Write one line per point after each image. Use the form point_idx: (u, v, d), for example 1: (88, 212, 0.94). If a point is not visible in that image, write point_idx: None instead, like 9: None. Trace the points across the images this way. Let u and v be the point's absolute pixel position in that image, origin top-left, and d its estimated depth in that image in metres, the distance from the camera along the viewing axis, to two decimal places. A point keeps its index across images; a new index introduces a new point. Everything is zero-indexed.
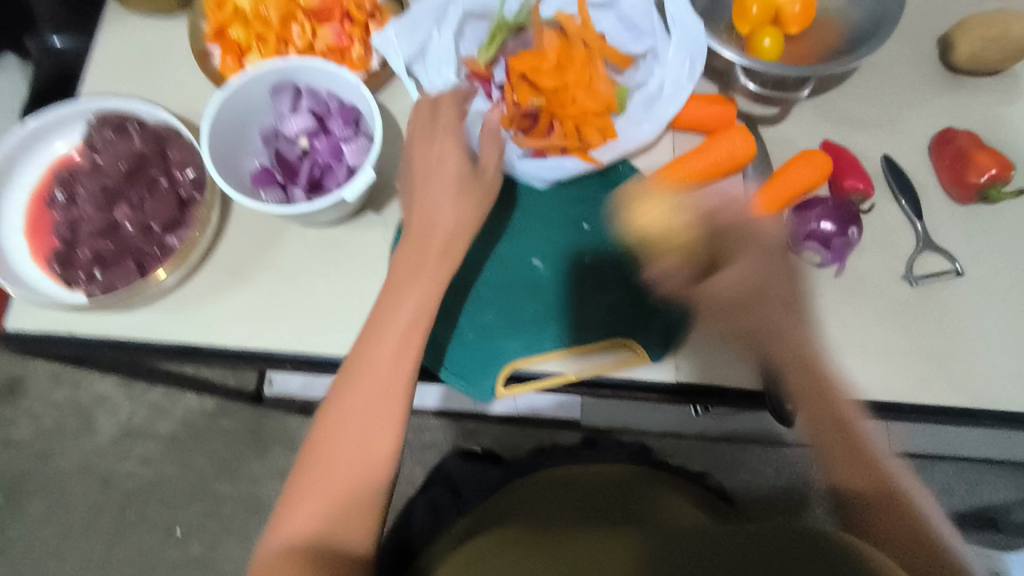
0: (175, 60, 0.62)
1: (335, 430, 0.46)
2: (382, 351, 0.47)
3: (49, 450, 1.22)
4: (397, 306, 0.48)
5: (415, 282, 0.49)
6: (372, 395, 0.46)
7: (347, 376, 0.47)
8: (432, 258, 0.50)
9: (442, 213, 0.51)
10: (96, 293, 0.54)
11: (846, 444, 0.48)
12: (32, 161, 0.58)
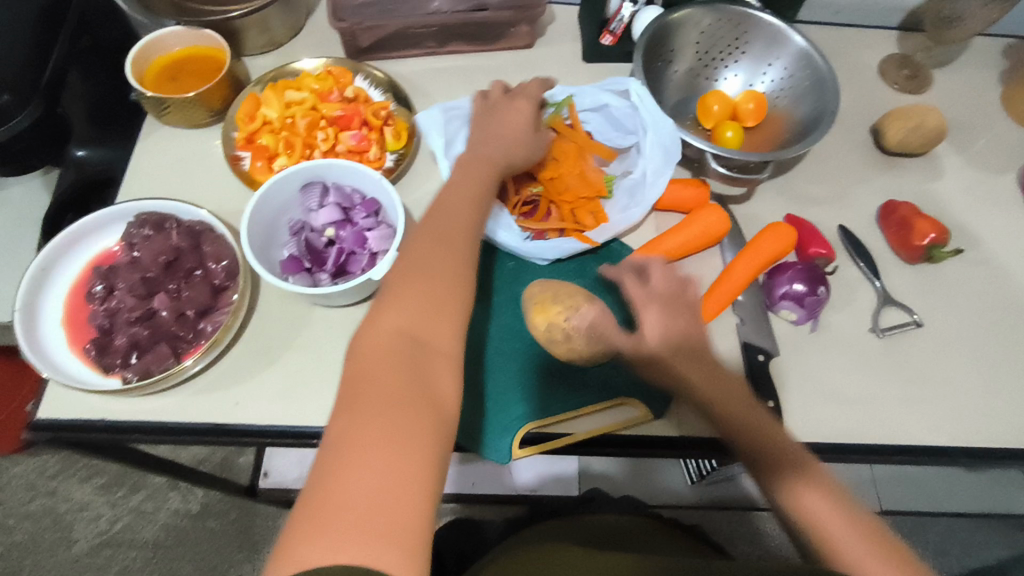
0: (208, 166, 0.69)
1: (370, 400, 0.37)
2: (415, 310, 0.42)
3: (20, 567, 1.15)
4: (418, 270, 0.45)
5: (435, 246, 0.46)
6: (433, 290, 0.44)
7: (376, 342, 0.41)
8: (447, 234, 0.48)
9: (454, 206, 0.51)
10: (132, 378, 0.57)
11: (797, 488, 0.46)
12: (73, 259, 0.62)
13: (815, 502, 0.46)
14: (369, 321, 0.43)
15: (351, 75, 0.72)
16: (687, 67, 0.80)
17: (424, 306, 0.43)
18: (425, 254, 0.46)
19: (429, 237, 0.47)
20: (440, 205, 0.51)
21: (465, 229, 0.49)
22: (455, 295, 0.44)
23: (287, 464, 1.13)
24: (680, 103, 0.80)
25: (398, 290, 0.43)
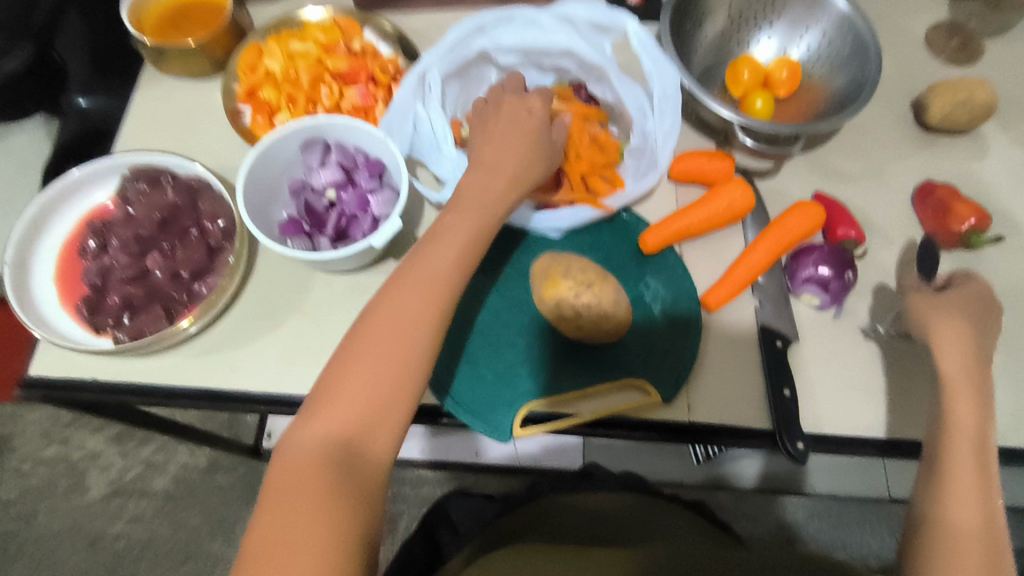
0: (210, 120, 0.67)
1: (297, 504, 0.37)
2: (355, 409, 0.41)
3: (36, 510, 1.18)
4: (361, 351, 0.42)
5: (389, 326, 0.43)
6: (374, 374, 0.42)
7: (305, 446, 0.39)
8: (402, 301, 0.44)
9: (422, 267, 0.46)
10: (124, 339, 0.55)
11: (937, 497, 0.46)
12: (66, 212, 0.60)
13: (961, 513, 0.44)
14: (307, 413, 0.41)
15: (359, 28, 0.67)
16: (719, 28, 0.74)
17: (360, 401, 0.41)
18: (374, 339, 0.43)
19: (387, 316, 0.43)
20: (414, 263, 0.46)
21: (437, 298, 0.45)
22: (400, 391, 0.42)
23: None
24: (709, 68, 0.75)
25: (336, 382, 0.42)
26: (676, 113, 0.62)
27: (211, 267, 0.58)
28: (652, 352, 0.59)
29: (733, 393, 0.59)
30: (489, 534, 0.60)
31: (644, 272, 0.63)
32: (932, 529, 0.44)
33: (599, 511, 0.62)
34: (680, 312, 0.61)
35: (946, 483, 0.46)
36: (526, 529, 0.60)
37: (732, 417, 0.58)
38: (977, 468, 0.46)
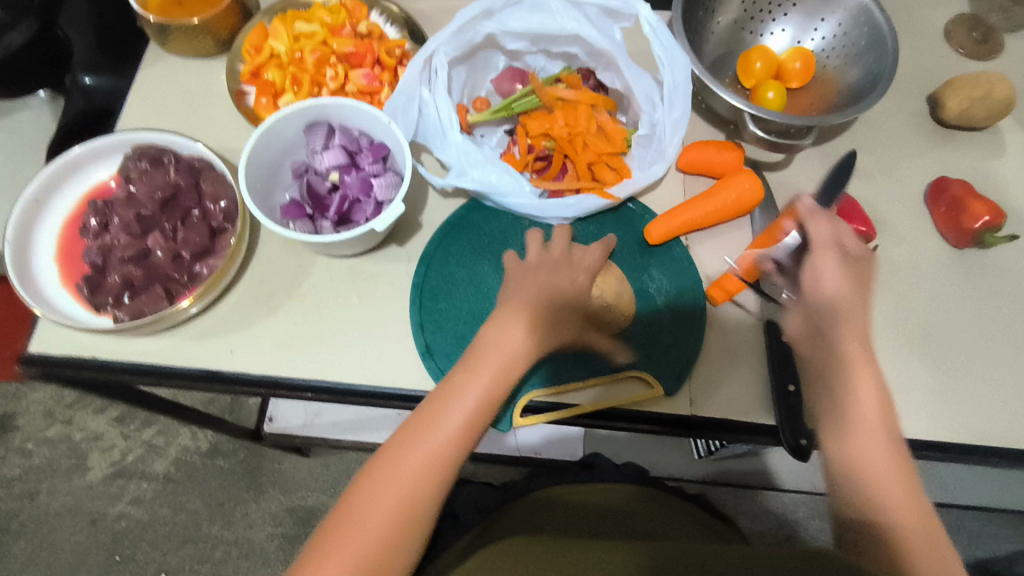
0: (213, 101, 0.66)
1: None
2: (343, 563, 0.38)
3: (38, 489, 1.18)
4: (374, 492, 0.41)
5: (395, 481, 0.41)
6: (382, 512, 0.40)
7: None
8: (426, 444, 0.42)
9: (445, 416, 0.43)
10: (123, 319, 0.55)
11: (845, 473, 0.42)
12: (67, 190, 0.60)
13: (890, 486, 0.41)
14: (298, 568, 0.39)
15: (366, 9, 0.66)
16: (731, 18, 0.73)
17: (364, 543, 0.39)
18: (377, 491, 0.40)
19: (394, 468, 0.41)
20: (428, 412, 0.43)
21: (447, 440, 0.42)
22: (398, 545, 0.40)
23: (292, 411, 1.10)
24: (720, 58, 0.74)
25: (331, 536, 0.40)
26: (685, 102, 0.60)
27: (212, 249, 0.57)
28: (654, 345, 0.59)
29: (736, 388, 0.58)
30: (486, 527, 0.59)
31: (650, 263, 0.62)
32: (867, 513, 0.41)
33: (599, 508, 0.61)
34: (683, 305, 0.60)
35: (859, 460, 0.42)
36: (523, 523, 0.59)
37: (734, 413, 0.57)
38: (856, 416, 0.43)
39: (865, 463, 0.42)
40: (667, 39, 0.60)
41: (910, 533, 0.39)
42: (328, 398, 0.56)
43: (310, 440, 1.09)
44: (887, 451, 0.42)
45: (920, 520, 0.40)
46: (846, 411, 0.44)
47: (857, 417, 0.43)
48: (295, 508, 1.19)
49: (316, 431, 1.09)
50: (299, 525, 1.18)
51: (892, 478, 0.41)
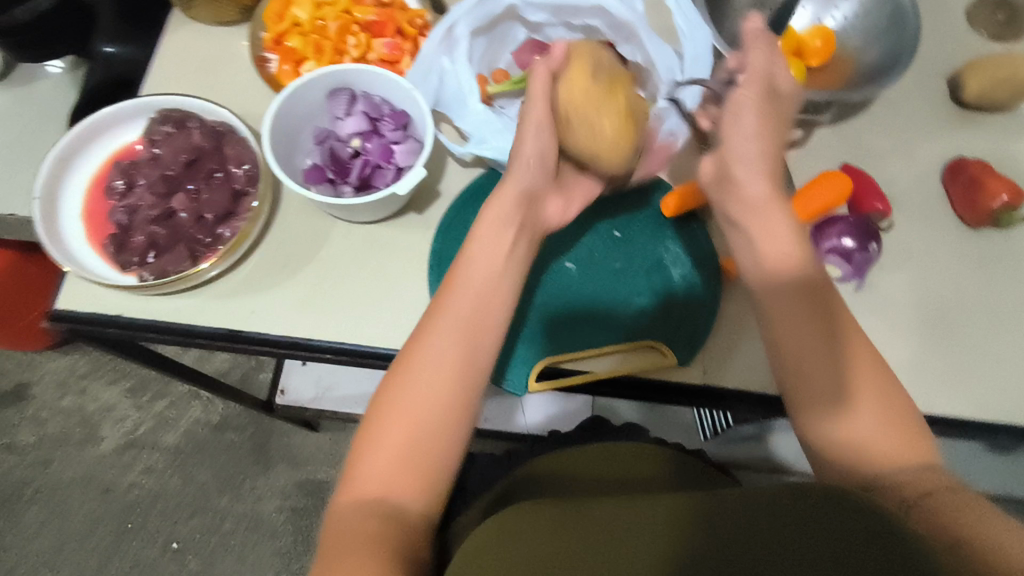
0: (235, 69, 0.66)
1: (348, 556, 0.37)
2: (387, 467, 0.41)
3: (52, 457, 1.20)
4: (399, 397, 0.44)
5: (415, 390, 0.44)
6: (409, 412, 0.43)
7: (349, 507, 0.40)
8: (433, 343, 0.45)
9: (448, 317, 0.46)
10: (148, 278, 0.56)
11: (822, 413, 0.45)
12: (93, 152, 0.61)
13: (873, 408, 0.44)
14: (346, 485, 0.42)
15: None
16: None
17: (394, 444, 0.42)
18: (399, 399, 0.43)
19: (408, 380, 0.44)
20: (429, 325, 0.46)
21: (452, 341, 0.45)
22: (438, 443, 0.43)
23: (303, 383, 1.11)
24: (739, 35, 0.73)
25: (366, 446, 0.43)
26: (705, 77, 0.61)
27: (234, 212, 0.58)
28: (669, 315, 0.60)
29: (749, 360, 0.59)
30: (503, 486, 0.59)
31: (666, 236, 0.63)
32: (865, 451, 0.42)
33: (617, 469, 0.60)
34: (699, 277, 0.61)
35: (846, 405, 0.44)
36: (543, 489, 0.58)
37: (747, 382, 0.58)
38: (832, 355, 0.45)
39: (848, 393, 0.44)
40: (691, 10, 0.62)
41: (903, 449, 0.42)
42: (348, 359, 0.58)
43: (320, 412, 1.11)
44: (871, 383, 0.45)
45: (902, 438, 0.43)
46: (831, 350, 0.46)
47: (845, 350, 0.46)
48: (304, 482, 1.20)
49: (327, 404, 1.10)
50: (308, 499, 1.19)
51: (880, 410, 0.44)
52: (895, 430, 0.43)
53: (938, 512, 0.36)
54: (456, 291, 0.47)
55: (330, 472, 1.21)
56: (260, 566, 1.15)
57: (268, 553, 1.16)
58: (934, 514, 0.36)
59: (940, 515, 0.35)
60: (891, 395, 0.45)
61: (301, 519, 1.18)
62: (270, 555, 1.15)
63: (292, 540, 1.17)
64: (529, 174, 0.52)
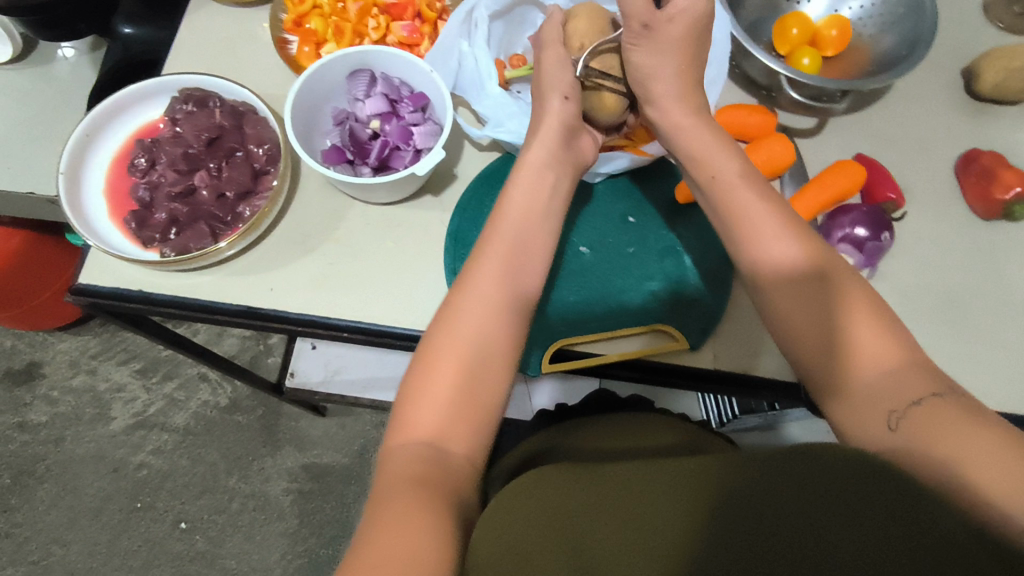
0: (254, 49, 0.67)
1: (401, 492, 0.38)
2: (434, 412, 0.43)
3: (63, 436, 1.22)
4: (444, 343, 0.45)
5: (459, 338, 0.45)
6: (455, 357, 0.45)
7: (403, 451, 0.41)
8: (475, 293, 0.47)
9: (489, 268, 0.48)
10: (168, 254, 0.56)
11: (835, 374, 0.41)
12: (115, 129, 0.62)
13: (878, 339, 0.41)
14: (396, 431, 0.43)
15: None
16: None
17: (441, 389, 0.43)
18: (442, 348, 0.45)
19: (454, 331, 0.46)
20: (470, 279, 0.48)
21: (493, 290, 0.47)
22: (483, 392, 0.44)
23: (312, 366, 1.11)
24: (756, 23, 0.74)
25: (414, 394, 0.44)
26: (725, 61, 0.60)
27: (255, 190, 0.59)
28: (681, 300, 0.60)
29: (758, 346, 0.60)
30: (521, 459, 0.61)
31: (679, 222, 0.63)
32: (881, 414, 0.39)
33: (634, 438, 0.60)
34: (711, 263, 0.62)
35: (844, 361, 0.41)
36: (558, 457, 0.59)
37: (757, 368, 0.59)
38: (820, 303, 0.43)
39: (843, 339, 0.42)
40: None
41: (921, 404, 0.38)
42: (364, 338, 0.58)
43: (329, 396, 1.11)
44: (870, 327, 0.41)
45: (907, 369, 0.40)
46: (822, 300, 0.43)
47: (839, 297, 0.43)
48: (311, 465, 1.22)
49: (336, 388, 1.11)
50: (315, 482, 1.21)
51: (881, 338, 0.41)
52: (899, 360, 0.40)
53: (929, 422, 0.36)
54: (495, 250, 0.49)
55: (337, 455, 1.23)
56: (267, 546, 1.16)
57: (275, 534, 1.17)
58: (926, 433, 0.36)
59: (930, 443, 0.35)
60: (890, 323, 0.42)
61: (308, 502, 1.20)
62: (277, 536, 1.17)
63: (298, 522, 1.18)
64: (554, 139, 0.54)
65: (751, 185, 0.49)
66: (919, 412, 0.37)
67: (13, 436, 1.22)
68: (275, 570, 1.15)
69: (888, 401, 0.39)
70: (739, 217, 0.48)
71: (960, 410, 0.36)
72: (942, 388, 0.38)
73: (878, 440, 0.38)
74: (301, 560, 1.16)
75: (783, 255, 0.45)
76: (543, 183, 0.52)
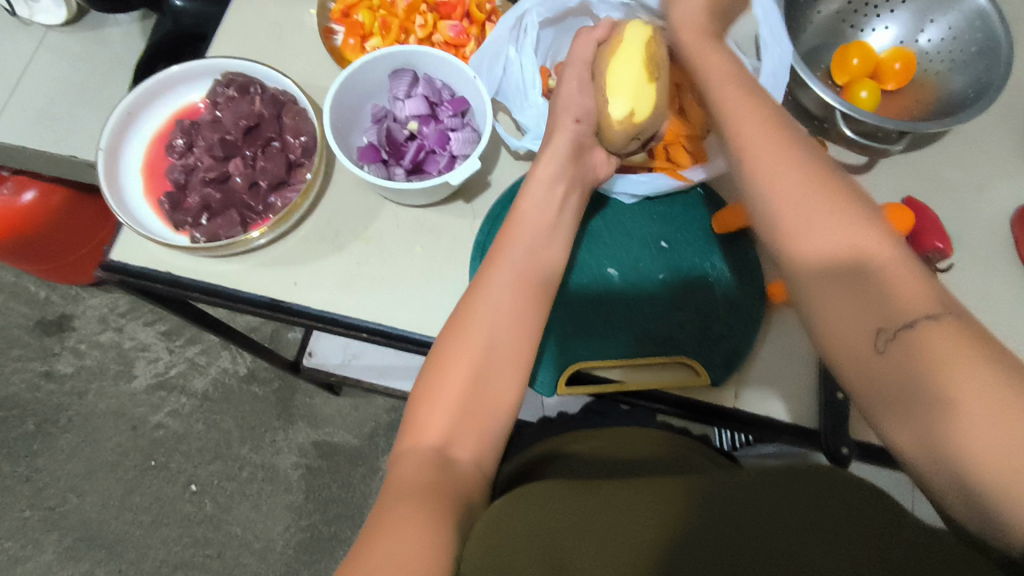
0: (301, 36, 0.66)
1: (403, 500, 0.38)
2: (446, 420, 0.43)
3: (87, 388, 1.25)
4: (462, 336, 0.45)
5: (476, 334, 0.45)
6: (473, 347, 0.45)
7: (416, 454, 0.41)
8: (510, 280, 0.48)
9: (519, 262, 0.48)
10: (199, 239, 0.57)
11: (826, 299, 0.39)
12: (158, 108, 0.62)
13: (872, 248, 0.38)
14: (406, 434, 0.43)
15: None
16: (833, 8, 0.71)
17: (452, 390, 0.44)
18: (456, 350, 0.45)
19: (464, 341, 0.45)
20: (482, 291, 0.47)
21: (512, 281, 0.47)
22: (491, 400, 0.44)
23: (331, 348, 1.11)
24: (816, 48, 0.71)
25: (426, 395, 0.44)
26: (778, 92, 0.57)
27: (288, 181, 0.59)
28: (706, 332, 0.59)
29: (780, 388, 0.58)
30: (522, 466, 0.60)
31: (713, 254, 0.61)
32: (887, 335, 0.36)
33: (647, 454, 0.58)
34: (741, 300, 0.60)
35: (848, 254, 0.38)
36: (570, 463, 0.58)
37: (779, 410, 0.58)
38: (829, 215, 0.39)
39: (852, 263, 0.38)
40: (778, 25, 0.58)
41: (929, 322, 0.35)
42: (383, 340, 0.58)
43: (344, 378, 1.11)
44: (865, 232, 0.38)
45: (907, 279, 0.37)
46: (837, 230, 0.39)
47: (835, 203, 0.40)
48: (321, 442, 1.23)
49: (353, 372, 1.10)
50: (323, 459, 1.22)
51: (883, 255, 0.38)
52: (900, 273, 0.37)
53: (923, 349, 0.34)
54: (505, 256, 0.49)
55: (347, 436, 1.24)
56: (273, 517, 1.18)
57: (281, 506, 1.19)
58: (923, 363, 0.34)
59: (931, 370, 0.34)
60: (894, 237, 0.39)
61: (315, 478, 1.21)
62: (282, 508, 1.19)
63: (305, 496, 1.20)
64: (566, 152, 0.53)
65: (782, 141, 0.43)
66: (911, 337, 0.35)
67: (40, 383, 1.25)
68: (277, 541, 1.17)
69: (879, 320, 0.37)
70: (767, 181, 0.42)
71: (958, 337, 0.34)
72: (944, 309, 0.36)
73: (867, 364, 0.37)
74: (303, 534, 1.18)
75: (773, 144, 0.43)
76: (558, 198, 0.52)
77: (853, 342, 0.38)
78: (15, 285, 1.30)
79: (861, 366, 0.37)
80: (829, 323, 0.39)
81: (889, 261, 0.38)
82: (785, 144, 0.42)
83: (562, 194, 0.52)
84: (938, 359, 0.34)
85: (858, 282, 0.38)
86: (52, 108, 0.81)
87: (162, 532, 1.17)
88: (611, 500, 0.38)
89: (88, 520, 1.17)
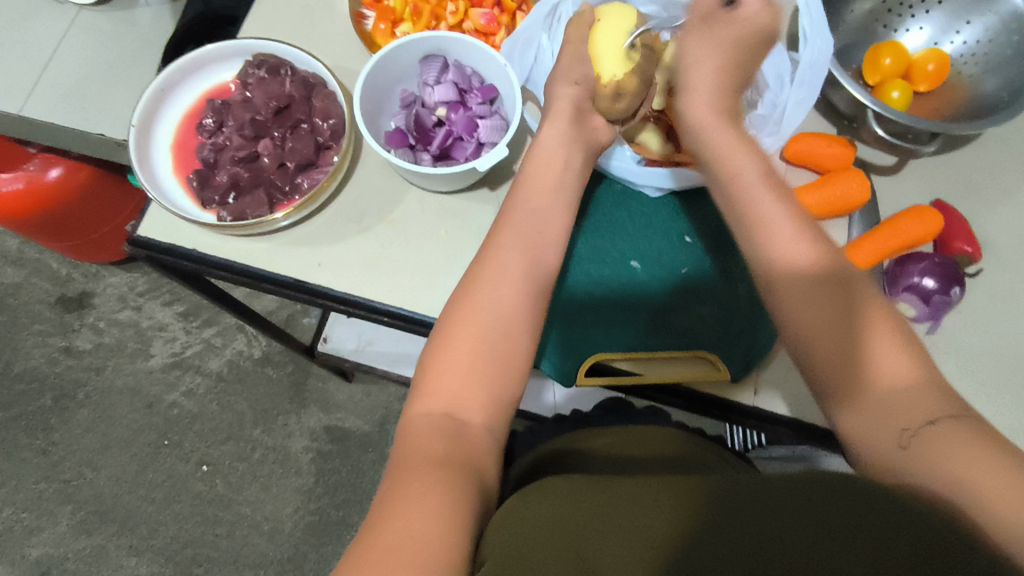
0: (331, 20, 0.67)
1: (416, 470, 0.38)
2: (453, 383, 0.43)
3: (105, 365, 1.27)
4: (470, 302, 0.46)
5: (486, 299, 0.46)
6: (479, 311, 0.45)
7: (426, 421, 0.42)
8: (528, 241, 0.49)
9: (528, 226, 0.50)
10: (226, 218, 0.58)
11: (841, 400, 0.42)
12: (190, 86, 0.63)
13: (876, 335, 0.42)
14: (415, 402, 0.44)
15: None
16: (867, 7, 0.70)
17: (459, 355, 0.44)
18: (461, 320, 0.45)
19: (473, 305, 0.46)
20: (487, 257, 0.48)
21: (519, 250, 0.48)
22: (499, 366, 0.44)
23: (346, 334, 1.11)
24: (847, 47, 0.70)
25: (434, 363, 0.44)
26: (816, 87, 0.57)
27: (316, 162, 0.60)
28: (727, 327, 0.58)
29: (799, 386, 0.58)
30: (537, 460, 0.60)
31: (736, 249, 0.61)
32: (908, 433, 0.38)
33: (660, 455, 0.57)
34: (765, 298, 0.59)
35: (863, 341, 0.42)
36: (588, 458, 0.57)
37: (798, 409, 0.58)
38: (839, 307, 0.43)
39: (862, 368, 0.41)
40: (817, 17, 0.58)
41: (943, 424, 0.37)
42: (403, 323, 0.58)
43: (357, 364, 1.11)
44: (881, 330, 0.42)
45: (919, 379, 0.40)
46: (843, 316, 0.43)
47: (851, 288, 0.44)
48: (333, 427, 1.24)
49: (368, 358, 1.10)
50: (333, 444, 1.23)
51: (898, 355, 0.41)
52: (916, 378, 0.40)
53: (938, 449, 0.36)
54: (511, 225, 0.50)
55: (358, 423, 1.25)
56: (282, 499, 1.20)
57: (291, 489, 1.20)
58: (931, 460, 0.36)
59: (937, 463, 0.35)
60: (904, 337, 0.42)
61: (325, 462, 1.22)
62: (292, 491, 1.20)
63: (315, 480, 1.21)
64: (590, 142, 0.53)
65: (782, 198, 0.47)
66: (928, 436, 0.37)
67: (59, 358, 1.27)
68: (286, 523, 1.18)
69: (901, 420, 0.38)
70: (767, 237, 0.46)
71: (972, 433, 0.36)
72: (959, 410, 0.38)
73: (886, 456, 0.38)
74: (311, 517, 1.19)
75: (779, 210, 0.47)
76: (559, 165, 0.53)
77: (872, 443, 0.39)
78: (38, 261, 1.32)
79: (876, 456, 0.39)
80: (848, 420, 0.41)
81: (909, 362, 0.41)
82: (795, 214, 0.46)
83: (565, 156, 0.53)
84: (949, 446, 0.36)
85: (873, 363, 0.41)
86: (82, 86, 0.82)
87: (174, 509, 1.19)
88: (627, 496, 0.39)
89: (103, 494, 1.19)
